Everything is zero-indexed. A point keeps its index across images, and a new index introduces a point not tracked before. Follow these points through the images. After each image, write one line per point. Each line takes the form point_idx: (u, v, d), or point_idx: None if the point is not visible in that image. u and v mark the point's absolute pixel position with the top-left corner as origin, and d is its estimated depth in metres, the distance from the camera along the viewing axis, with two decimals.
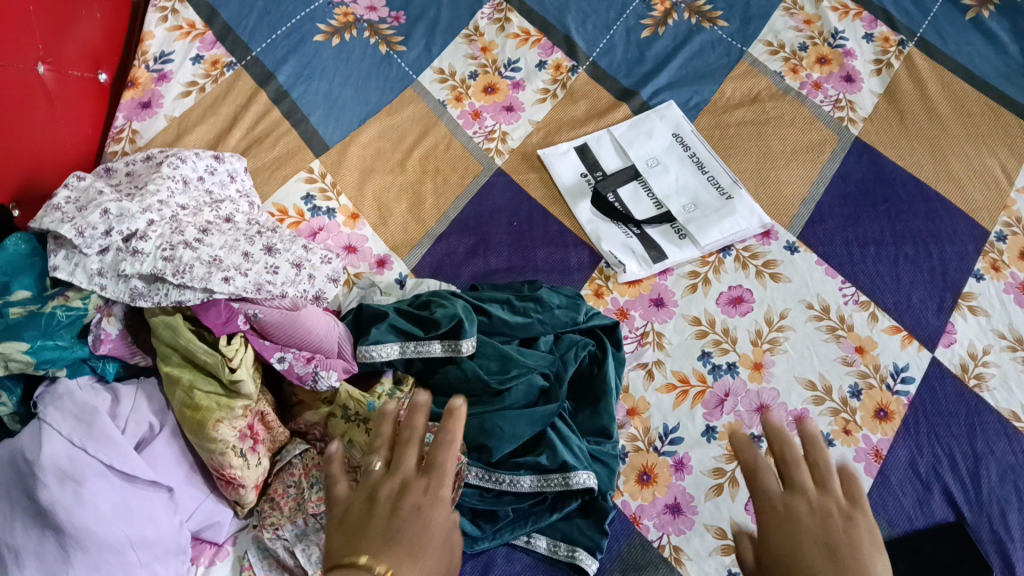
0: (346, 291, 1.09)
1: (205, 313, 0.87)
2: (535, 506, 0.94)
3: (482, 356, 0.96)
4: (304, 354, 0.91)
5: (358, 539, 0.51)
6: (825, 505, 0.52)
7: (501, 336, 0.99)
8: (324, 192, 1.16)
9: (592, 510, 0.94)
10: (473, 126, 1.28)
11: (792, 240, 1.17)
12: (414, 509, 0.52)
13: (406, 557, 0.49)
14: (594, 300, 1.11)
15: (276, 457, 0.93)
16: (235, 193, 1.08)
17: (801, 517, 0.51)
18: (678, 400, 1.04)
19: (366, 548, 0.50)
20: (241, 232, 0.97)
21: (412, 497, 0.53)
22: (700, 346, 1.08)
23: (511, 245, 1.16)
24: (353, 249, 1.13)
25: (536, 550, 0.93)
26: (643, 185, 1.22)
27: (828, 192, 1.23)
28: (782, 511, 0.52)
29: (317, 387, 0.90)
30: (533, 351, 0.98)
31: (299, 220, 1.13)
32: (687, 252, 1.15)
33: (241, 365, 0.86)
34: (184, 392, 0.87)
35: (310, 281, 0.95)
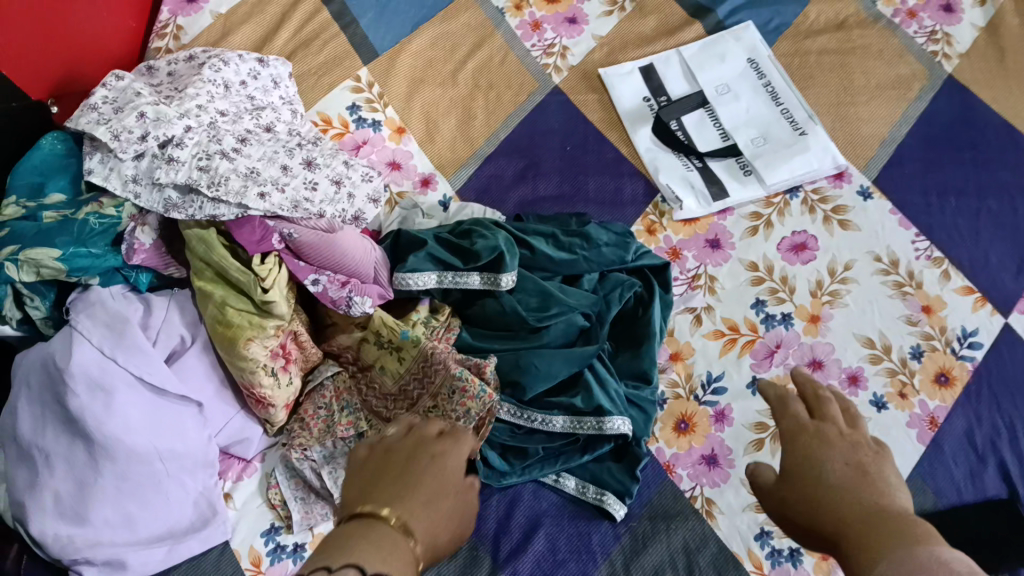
0: (387, 212, 1.05)
1: (239, 231, 0.85)
2: (567, 446, 0.91)
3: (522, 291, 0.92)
4: (340, 278, 0.87)
5: (376, 485, 0.50)
6: (857, 434, 0.59)
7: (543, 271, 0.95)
8: (371, 103, 1.11)
9: (624, 455, 0.91)
10: (532, 38, 1.20)
11: (870, 183, 1.09)
12: (429, 458, 0.54)
13: (429, 494, 0.51)
14: (645, 237, 1.06)
15: (310, 377, 0.91)
16: (278, 99, 1.03)
17: (831, 438, 0.59)
18: (726, 348, 0.99)
19: (384, 493, 0.49)
20: (281, 143, 0.95)
21: (429, 449, 0.54)
22: (754, 293, 1.01)
23: (562, 171, 1.11)
24: (398, 167, 1.08)
25: (564, 490, 0.90)
26: (710, 114, 1.14)
27: (912, 133, 1.13)
28: (810, 432, 0.60)
29: (350, 313, 0.87)
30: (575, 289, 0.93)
31: (343, 132, 1.08)
32: (751, 191, 1.07)
33: (274, 286, 0.84)
34: (217, 309, 0.85)
35: (349, 198, 0.94)
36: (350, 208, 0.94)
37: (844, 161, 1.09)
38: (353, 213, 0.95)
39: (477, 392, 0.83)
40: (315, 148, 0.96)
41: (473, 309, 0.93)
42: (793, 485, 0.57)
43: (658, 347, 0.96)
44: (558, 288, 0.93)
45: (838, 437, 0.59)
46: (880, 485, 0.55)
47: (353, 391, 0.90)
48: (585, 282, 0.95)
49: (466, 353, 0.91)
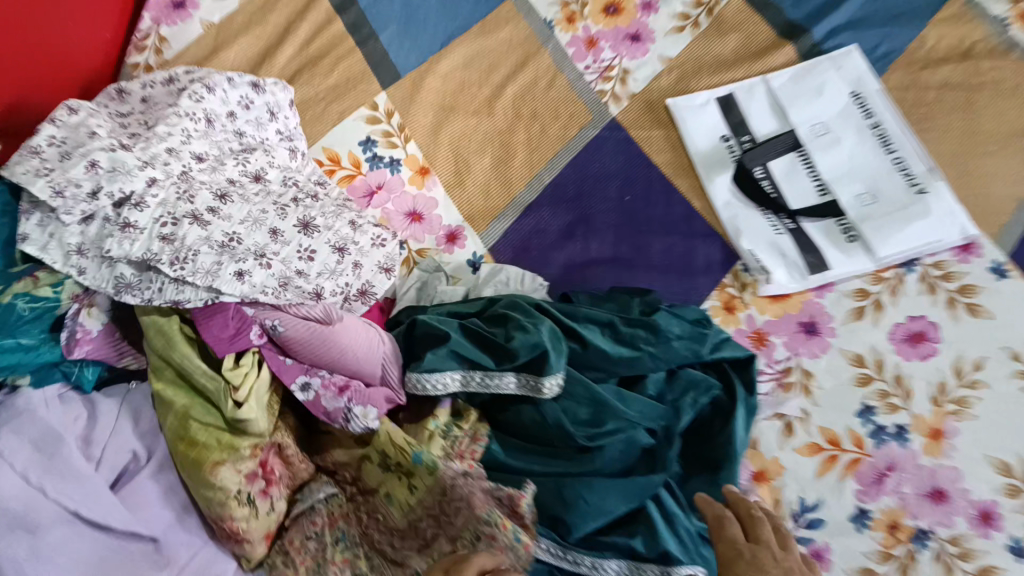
0: (403, 273, 0.86)
1: (207, 324, 0.67)
2: None
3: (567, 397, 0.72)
4: (336, 381, 0.69)
5: None
6: None
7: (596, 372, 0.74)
8: (388, 137, 0.91)
9: None
10: (586, 57, 0.99)
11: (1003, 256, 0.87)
12: None
13: None
14: (723, 317, 0.85)
15: (296, 499, 0.72)
16: (274, 135, 0.84)
17: None
18: (824, 468, 0.79)
19: None
20: (271, 197, 0.75)
21: None
22: (860, 397, 0.81)
23: (619, 227, 0.90)
24: (419, 217, 0.89)
25: None
26: (804, 160, 0.92)
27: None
28: None
29: (349, 428, 0.69)
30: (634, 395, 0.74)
31: (354, 174, 0.89)
32: (856, 262, 0.87)
33: (250, 397, 0.66)
34: (177, 422, 0.67)
35: (354, 268, 0.75)
36: (356, 280, 0.75)
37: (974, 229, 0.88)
38: (359, 285, 0.75)
39: (514, 541, 0.65)
40: (315, 204, 0.76)
41: (504, 415, 0.74)
42: None
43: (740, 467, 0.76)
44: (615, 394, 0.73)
45: None
46: None
47: (350, 519, 0.71)
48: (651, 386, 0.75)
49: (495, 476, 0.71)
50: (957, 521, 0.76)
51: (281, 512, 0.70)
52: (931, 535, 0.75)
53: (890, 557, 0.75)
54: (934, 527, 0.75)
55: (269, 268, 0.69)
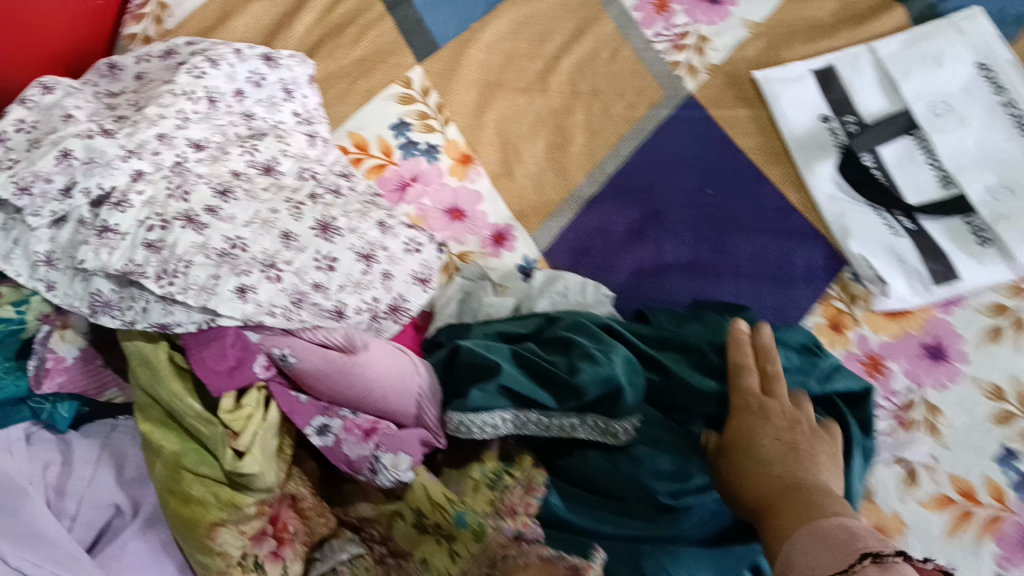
0: (443, 282, 0.72)
1: (203, 355, 0.54)
2: None
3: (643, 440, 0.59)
4: (360, 424, 0.56)
5: None
6: None
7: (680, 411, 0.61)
8: (424, 119, 0.78)
9: None
10: (655, 23, 0.85)
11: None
12: None
13: None
14: (828, 335, 0.70)
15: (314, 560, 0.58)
16: (290, 117, 0.70)
17: None
18: (956, 525, 0.61)
19: None
20: (283, 193, 0.62)
21: None
22: (1000, 437, 0.65)
23: (698, 226, 0.76)
24: (461, 214, 0.75)
25: None
26: (921, 146, 0.77)
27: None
28: None
29: (375, 481, 0.56)
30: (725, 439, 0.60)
31: (384, 163, 0.75)
32: (994, 271, 0.71)
33: (253, 447, 0.53)
34: (167, 472, 0.55)
35: (383, 280, 0.61)
36: (386, 295, 0.61)
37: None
38: (389, 299, 0.61)
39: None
40: (336, 202, 0.63)
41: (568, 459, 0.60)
42: None
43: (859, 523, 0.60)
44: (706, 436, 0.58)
45: None
46: None
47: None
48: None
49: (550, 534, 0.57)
50: None
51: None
52: None
53: None
54: None
55: (277, 283, 0.56)
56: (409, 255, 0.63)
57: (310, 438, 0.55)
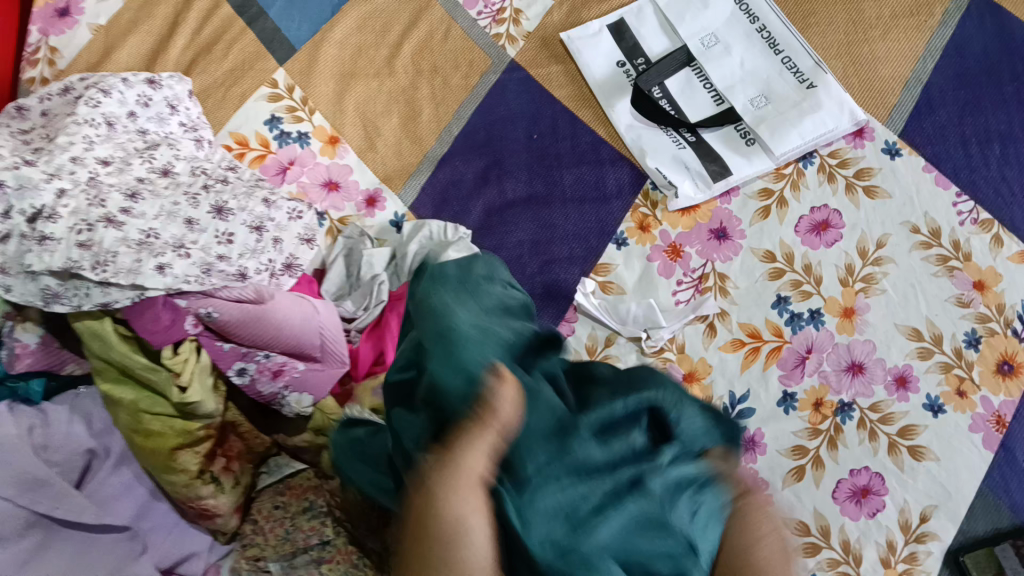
0: (328, 243, 0.88)
1: (140, 319, 0.70)
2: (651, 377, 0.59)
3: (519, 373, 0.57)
4: (271, 366, 0.74)
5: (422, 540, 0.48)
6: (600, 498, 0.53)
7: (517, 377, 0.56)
8: (293, 112, 0.93)
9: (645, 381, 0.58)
10: (477, 4, 1.01)
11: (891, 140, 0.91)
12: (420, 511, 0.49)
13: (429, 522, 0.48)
14: (638, 236, 0.90)
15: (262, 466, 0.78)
16: (177, 128, 0.86)
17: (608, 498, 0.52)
18: (747, 360, 0.84)
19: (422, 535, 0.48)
20: (181, 188, 0.77)
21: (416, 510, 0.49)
22: (775, 289, 0.86)
23: (531, 166, 0.94)
24: (336, 186, 0.91)
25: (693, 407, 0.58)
26: (697, 73, 0.96)
27: (942, 67, 0.94)
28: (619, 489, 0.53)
29: (284, 408, 0.76)
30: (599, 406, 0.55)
31: (264, 153, 0.91)
32: (758, 164, 0.91)
33: (193, 381, 0.70)
34: (130, 416, 0.71)
35: (274, 245, 0.77)
36: (279, 255, 0.77)
37: (863, 115, 0.91)
38: (283, 259, 0.77)
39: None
40: (226, 188, 0.78)
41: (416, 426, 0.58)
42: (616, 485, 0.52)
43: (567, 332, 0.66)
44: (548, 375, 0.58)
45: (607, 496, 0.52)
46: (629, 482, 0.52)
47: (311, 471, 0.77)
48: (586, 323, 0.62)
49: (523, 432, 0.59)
50: (876, 389, 0.82)
51: (243, 482, 0.76)
52: (853, 406, 0.82)
53: (818, 432, 0.81)
54: (856, 399, 0.82)
55: (188, 257, 0.71)
56: (293, 222, 0.79)
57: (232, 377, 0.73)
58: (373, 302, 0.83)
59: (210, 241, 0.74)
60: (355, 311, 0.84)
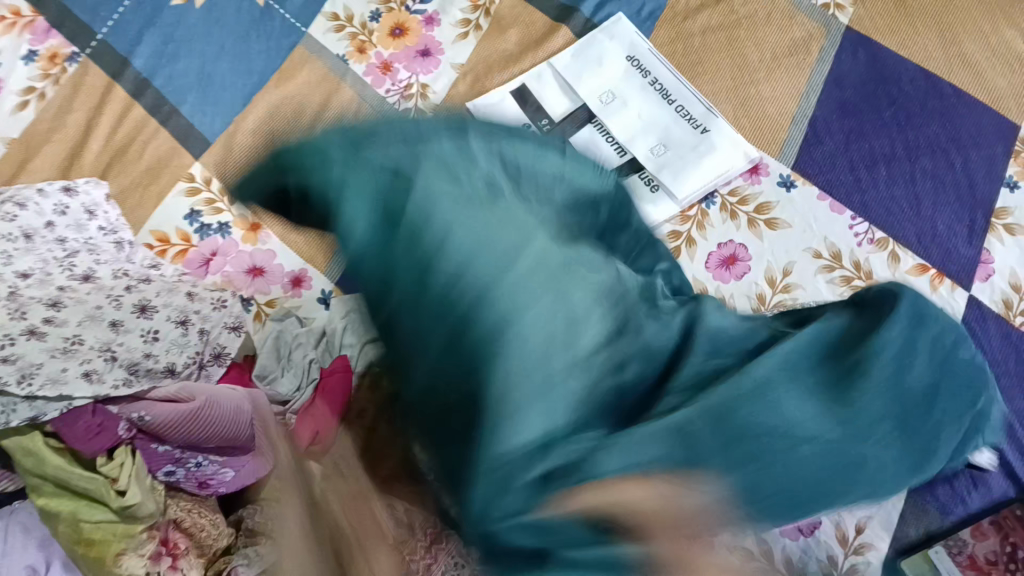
0: (258, 328, 0.90)
1: (70, 430, 0.70)
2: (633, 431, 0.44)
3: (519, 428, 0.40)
4: (199, 475, 0.75)
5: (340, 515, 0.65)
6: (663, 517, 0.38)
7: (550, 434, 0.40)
8: (212, 204, 0.95)
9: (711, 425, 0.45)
10: (384, 82, 1.05)
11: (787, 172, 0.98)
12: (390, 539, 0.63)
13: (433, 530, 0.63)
14: None
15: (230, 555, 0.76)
16: (97, 232, 0.87)
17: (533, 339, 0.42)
18: None
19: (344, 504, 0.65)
20: (103, 292, 0.79)
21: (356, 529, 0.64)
22: None
23: None
24: (260, 271, 0.93)
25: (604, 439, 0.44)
26: (600, 129, 1.01)
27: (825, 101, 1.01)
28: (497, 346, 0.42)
29: (219, 492, 0.77)
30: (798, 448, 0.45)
31: (185, 248, 0.92)
32: (664, 208, 0.96)
33: (131, 484, 0.70)
34: (69, 527, 0.70)
35: (199, 337, 0.81)
36: (206, 347, 0.81)
37: (755, 154, 0.98)
38: (212, 350, 0.82)
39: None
40: (148, 286, 0.82)
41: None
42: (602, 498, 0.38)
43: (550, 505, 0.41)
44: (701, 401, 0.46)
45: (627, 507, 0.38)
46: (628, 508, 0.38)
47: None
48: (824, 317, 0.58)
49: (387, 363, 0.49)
50: None
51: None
52: None
53: None
54: None
55: (119, 360, 0.74)
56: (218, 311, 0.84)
57: (158, 481, 0.74)
58: (306, 381, 0.86)
59: (141, 342, 0.76)
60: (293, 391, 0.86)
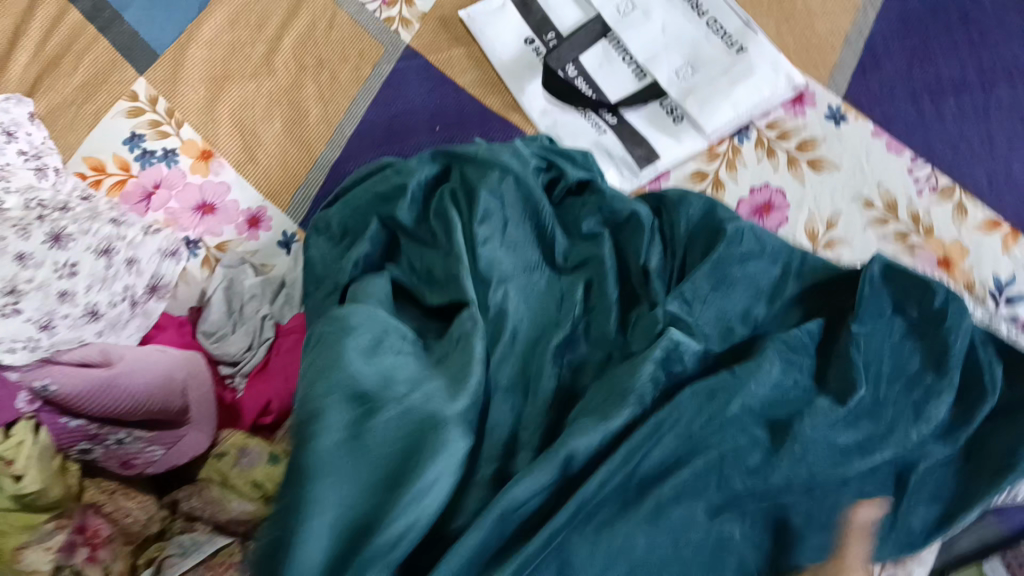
0: (205, 275, 0.77)
1: None
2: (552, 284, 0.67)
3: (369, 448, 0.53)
4: (120, 454, 0.65)
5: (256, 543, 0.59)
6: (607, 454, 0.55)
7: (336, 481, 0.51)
8: (156, 127, 0.82)
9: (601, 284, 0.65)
10: None
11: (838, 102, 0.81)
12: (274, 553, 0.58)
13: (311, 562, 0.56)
14: None
15: (161, 546, 0.62)
16: (17, 157, 0.74)
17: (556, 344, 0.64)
18: None
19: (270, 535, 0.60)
20: (11, 222, 0.67)
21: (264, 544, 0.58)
22: None
23: None
24: (211, 209, 0.80)
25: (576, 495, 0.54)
26: (615, 45, 0.85)
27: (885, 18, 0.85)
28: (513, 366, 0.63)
29: (149, 472, 0.67)
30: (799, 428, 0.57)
31: (124, 178, 0.79)
32: (687, 143, 0.81)
33: (27, 467, 0.59)
34: None
35: (127, 268, 0.68)
36: (139, 278, 0.69)
37: (799, 78, 0.82)
38: (146, 281, 0.70)
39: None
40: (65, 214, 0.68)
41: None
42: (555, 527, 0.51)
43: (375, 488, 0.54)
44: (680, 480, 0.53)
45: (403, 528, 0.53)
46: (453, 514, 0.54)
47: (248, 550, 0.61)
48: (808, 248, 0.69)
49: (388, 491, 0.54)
50: None
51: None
52: None
53: None
54: None
55: (26, 303, 0.63)
56: (149, 236, 0.71)
57: (70, 459, 0.63)
58: (259, 340, 0.73)
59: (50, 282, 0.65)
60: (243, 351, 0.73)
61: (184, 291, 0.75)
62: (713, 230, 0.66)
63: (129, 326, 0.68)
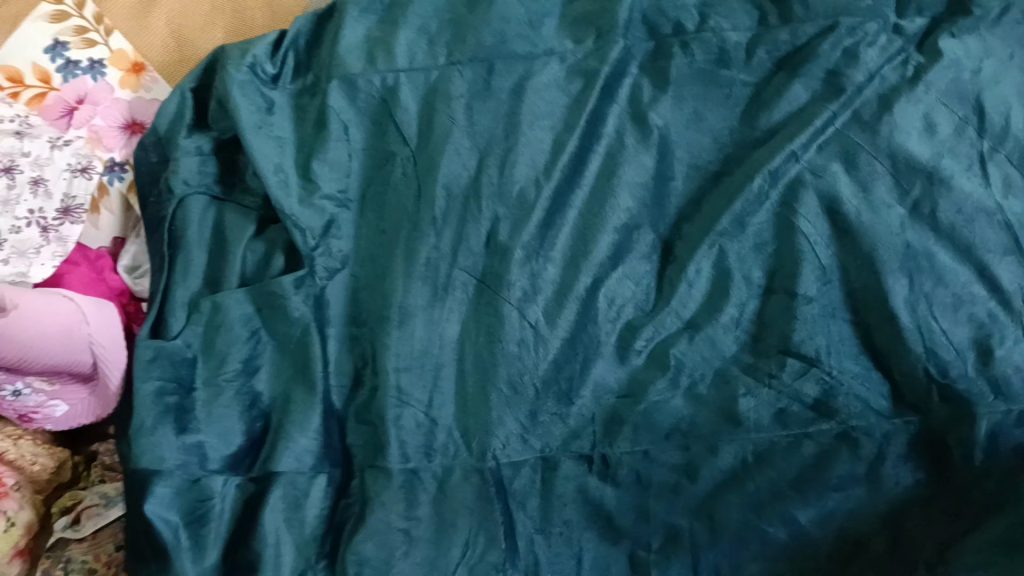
0: (122, 201, 0.70)
1: None
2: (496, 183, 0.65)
3: (396, 166, 0.67)
4: (19, 406, 0.62)
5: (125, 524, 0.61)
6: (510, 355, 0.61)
7: (394, 169, 0.67)
8: (82, 34, 0.72)
9: (499, 382, 0.62)
10: None
11: (930, 163, 0.62)
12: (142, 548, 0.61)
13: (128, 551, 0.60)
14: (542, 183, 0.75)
15: (82, 491, 0.66)
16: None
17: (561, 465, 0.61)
18: None
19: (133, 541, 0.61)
20: None
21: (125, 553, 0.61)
22: None
23: None
24: (140, 126, 0.72)
25: (465, 391, 0.63)
26: None
27: (995, 31, 0.65)
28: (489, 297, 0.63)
29: (53, 420, 0.63)
30: (836, 402, 0.60)
31: (44, 91, 0.71)
32: None
33: None
34: None
35: (47, 191, 0.66)
36: (50, 202, 0.66)
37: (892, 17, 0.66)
38: (57, 204, 0.66)
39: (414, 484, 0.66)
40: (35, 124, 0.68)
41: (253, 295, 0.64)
42: (480, 371, 0.62)
43: (366, 162, 0.66)
44: (641, 448, 0.61)
45: (390, 230, 0.66)
46: (401, 252, 0.65)
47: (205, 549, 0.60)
48: (919, 207, 0.62)
49: (324, 363, 0.63)
50: None
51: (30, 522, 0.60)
52: None
53: None
54: None
55: None
56: (57, 152, 0.67)
57: None
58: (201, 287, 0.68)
59: (18, 202, 0.65)
60: (162, 270, 0.65)
61: (105, 222, 0.69)
62: (710, 153, 0.66)
63: (43, 252, 0.64)
